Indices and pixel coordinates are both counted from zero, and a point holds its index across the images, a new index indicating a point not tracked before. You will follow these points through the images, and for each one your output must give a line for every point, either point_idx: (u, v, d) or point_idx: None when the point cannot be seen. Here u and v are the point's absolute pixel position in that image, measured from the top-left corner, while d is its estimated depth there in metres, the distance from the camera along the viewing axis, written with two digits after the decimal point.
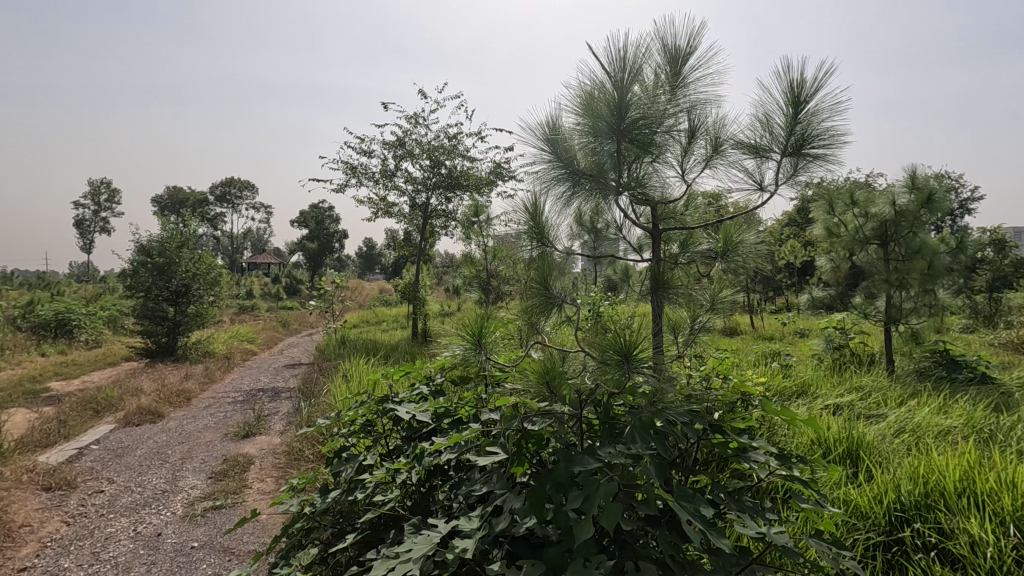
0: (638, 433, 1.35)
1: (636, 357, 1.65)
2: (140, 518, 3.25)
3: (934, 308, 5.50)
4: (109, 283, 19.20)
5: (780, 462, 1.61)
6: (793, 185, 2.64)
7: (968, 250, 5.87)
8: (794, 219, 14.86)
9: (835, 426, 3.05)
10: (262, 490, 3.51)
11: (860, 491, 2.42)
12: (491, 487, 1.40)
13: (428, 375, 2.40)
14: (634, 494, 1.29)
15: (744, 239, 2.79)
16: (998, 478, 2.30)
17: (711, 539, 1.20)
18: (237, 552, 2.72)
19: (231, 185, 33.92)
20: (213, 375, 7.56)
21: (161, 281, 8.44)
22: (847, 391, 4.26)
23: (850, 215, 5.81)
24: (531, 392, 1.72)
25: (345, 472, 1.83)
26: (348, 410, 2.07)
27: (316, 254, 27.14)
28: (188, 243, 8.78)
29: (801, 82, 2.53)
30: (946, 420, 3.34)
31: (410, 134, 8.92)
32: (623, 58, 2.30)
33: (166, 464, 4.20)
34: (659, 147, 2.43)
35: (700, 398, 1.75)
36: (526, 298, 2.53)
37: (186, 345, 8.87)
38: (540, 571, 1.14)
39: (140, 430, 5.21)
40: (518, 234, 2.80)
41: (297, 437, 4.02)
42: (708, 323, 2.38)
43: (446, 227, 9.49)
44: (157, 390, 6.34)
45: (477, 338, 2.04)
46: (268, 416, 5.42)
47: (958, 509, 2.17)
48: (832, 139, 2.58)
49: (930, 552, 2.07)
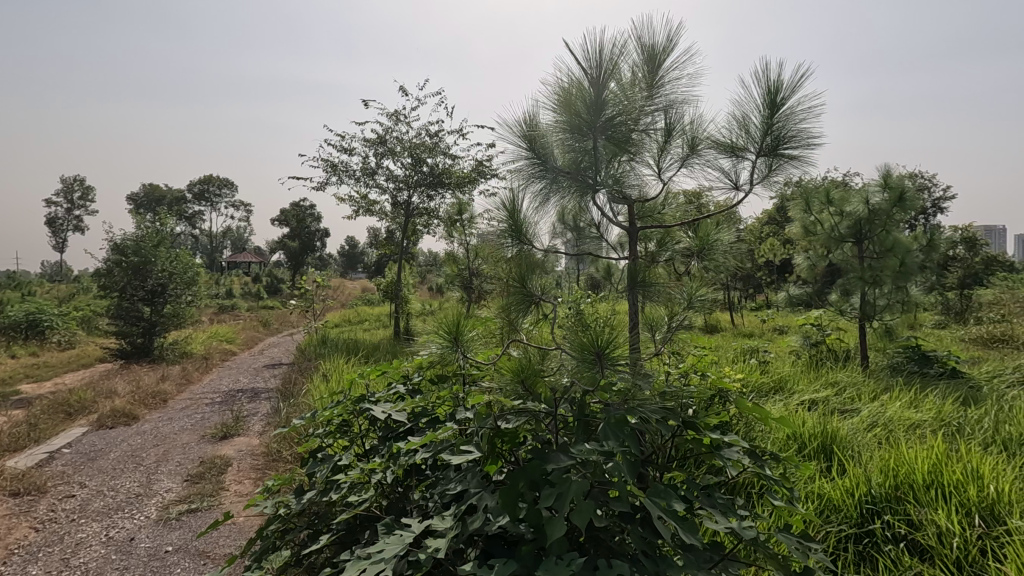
0: (612, 430, 1.34)
1: (610, 356, 1.69)
2: (112, 522, 3.18)
3: (906, 305, 5.63)
4: (83, 282, 18.79)
5: (752, 460, 1.63)
6: (769, 185, 2.67)
7: (939, 248, 6.00)
8: (773, 218, 15.12)
9: (809, 420, 3.10)
10: (239, 492, 3.47)
11: (833, 485, 2.45)
12: (466, 486, 1.39)
13: (405, 374, 2.37)
14: (607, 490, 1.29)
15: (720, 238, 2.84)
16: (965, 469, 2.36)
17: (681, 534, 1.22)
18: (213, 555, 2.68)
19: (210, 184, 33.46)
20: (190, 375, 7.44)
21: (136, 280, 8.26)
22: (823, 386, 4.34)
23: (826, 214, 5.91)
24: (506, 390, 1.70)
25: (319, 473, 1.82)
26: (323, 410, 2.05)
27: (298, 254, 26.80)
28: (165, 242, 8.63)
29: (778, 84, 2.56)
30: (917, 415, 3.42)
31: (392, 131, 8.84)
32: (600, 55, 2.30)
33: (140, 467, 4.11)
34: (636, 145, 2.44)
35: (676, 395, 1.75)
36: (505, 295, 2.54)
37: (163, 346, 8.69)
38: (511, 570, 1.14)
39: (114, 433, 5.10)
40: (497, 232, 2.79)
41: (275, 437, 3.97)
42: (686, 321, 2.35)
43: (428, 226, 9.46)
44: (132, 391, 6.23)
45: (453, 336, 2.05)
46: (247, 417, 5.36)
47: (926, 501, 2.22)
48: (808, 141, 2.61)
49: (899, 543, 2.11)
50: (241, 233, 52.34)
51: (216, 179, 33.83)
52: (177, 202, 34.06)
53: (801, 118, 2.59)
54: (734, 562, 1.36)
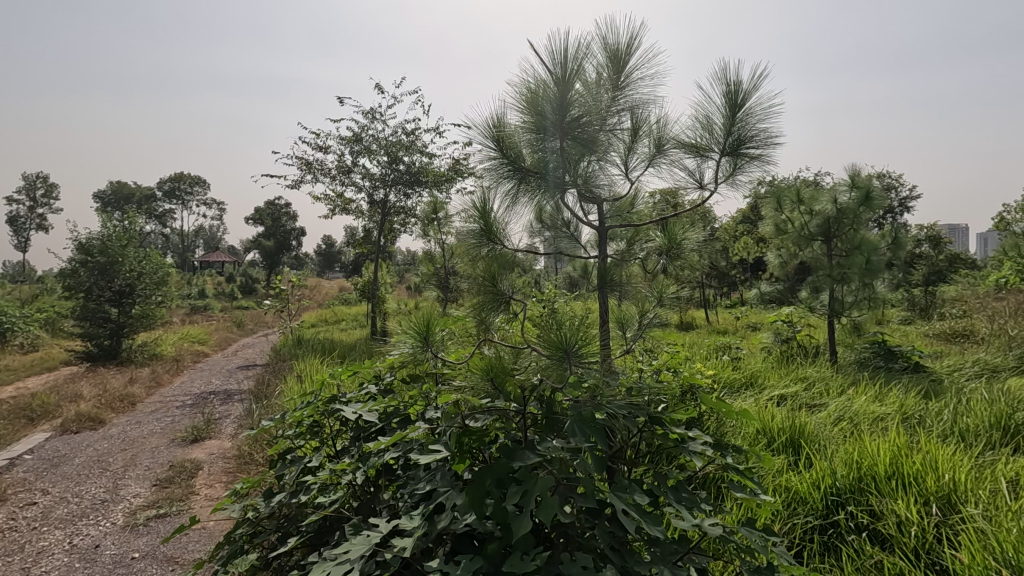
0: (579, 426, 1.35)
1: (578, 352, 1.71)
2: (76, 530, 3.09)
3: (873, 302, 5.79)
4: (46, 282, 18.15)
5: (717, 453, 1.66)
6: (733, 184, 2.72)
7: (904, 247, 6.18)
8: (748, 218, 15.42)
9: (778, 415, 3.17)
10: (210, 496, 3.40)
11: (799, 478, 2.51)
12: (434, 485, 1.38)
13: (377, 374, 2.36)
14: (573, 486, 1.30)
15: (689, 237, 2.87)
16: (924, 460, 2.45)
17: (645, 528, 1.23)
18: (181, 560, 2.63)
19: (181, 180, 32.76)
20: (160, 378, 7.27)
21: (103, 280, 8.03)
22: (792, 381, 4.44)
23: (797, 213, 6.04)
24: (476, 388, 1.68)
25: (288, 474, 1.80)
26: (293, 410, 2.03)
27: (273, 253, 26.32)
28: (134, 241, 8.44)
29: (739, 84, 2.60)
30: (880, 408, 3.52)
31: (367, 129, 8.78)
32: (564, 56, 2.32)
33: (107, 472, 4.01)
34: (602, 146, 2.46)
35: (644, 392, 1.76)
36: (477, 295, 2.54)
37: (132, 348, 8.47)
38: (477, 567, 1.14)
39: (80, 437, 4.96)
40: (468, 233, 2.78)
41: (247, 440, 3.91)
42: (658, 318, 2.38)
43: (405, 224, 9.40)
44: (98, 395, 6.06)
45: (423, 335, 2.04)
46: (219, 419, 5.26)
47: (887, 491, 2.30)
48: (770, 141, 2.65)
49: (862, 533, 2.17)
50: (213, 233, 51.45)
51: (187, 177, 33.08)
52: (147, 201, 33.29)
53: (762, 118, 2.63)
54: (700, 557, 1.37)
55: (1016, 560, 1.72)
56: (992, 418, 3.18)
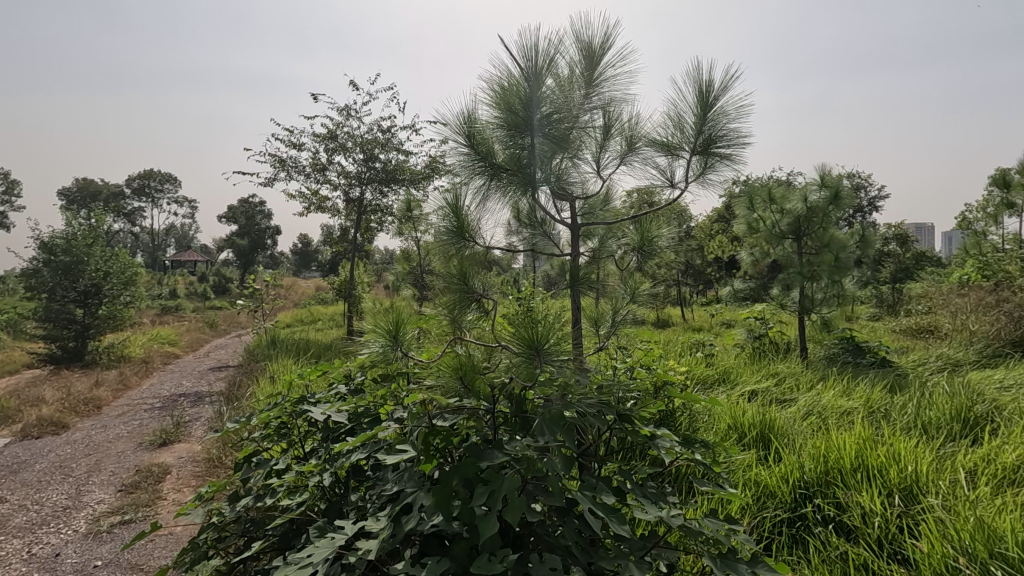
0: (548, 425, 1.35)
1: (548, 351, 1.70)
2: (35, 538, 2.98)
3: (842, 298, 5.92)
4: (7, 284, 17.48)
5: (685, 447, 1.66)
6: (704, 183, 2.75)
7: (872, 245, 6.33)
8: (722, 216, 15.66)
9: (749, 411, 3.21)
10: (178, 501, 3.31)
11: (768, 472, 2.55)
12: (401, 487, 1.37)
13: (348, 373, 2.32)
14: (540, 485, 1.30)
15: (661, 234, 2.88)
16: (888, 453, 2.51)
17: (611, 526, 1.21)
18: (146, 567, 2.56)
19: (151, 177, 31.88)
20: (128, 381, 7.06)
21: (66, 281, 7.78)
22: (764, 377, 4.53)
23: (768, 212, 6.14)
24: (445, 387, 1.65)
25: (253, 478, 1.77)
26: (260, 411, 1.98)
27: (247, 252, 25.83)
28: (100, 240, 8.20)
29: (709, 83, 2.62)
30: (848, 403, 3.61)
31: (343, 126, 8.65)
32: (536, 51, 2.31)
33: (69, 478, 3.87)
34: (574, 144, 2.47)
35: (615, 389, 1.75)
36: (446, 294, 2.52)
37: (97, 350, 8.21)
38: (443, 569, 1.13)
39: (41, 443, 4.79)
40: (440, 230, 2.76)
41: (217, 442, 3.83)
42: (631, 315, 2.39)
43: (382, 222, 9.30)
44: (61, 398, 5.86)
45: (393, 335, 2.01)
46: (189, 422, 5.13)
47: (853, 484, 2.35)
48: (739, 140, 2.68)
49: (828, 525, 2.22)
50: (184, 231, 50.48)
51: (156, 174, 32.21)
52: (114, 198, 32.36)
53: (732, 118, 2.66)
54: (667, 552, 1.36)
55: (972, 548, 1.77)
56: (953, 411, 3.29)
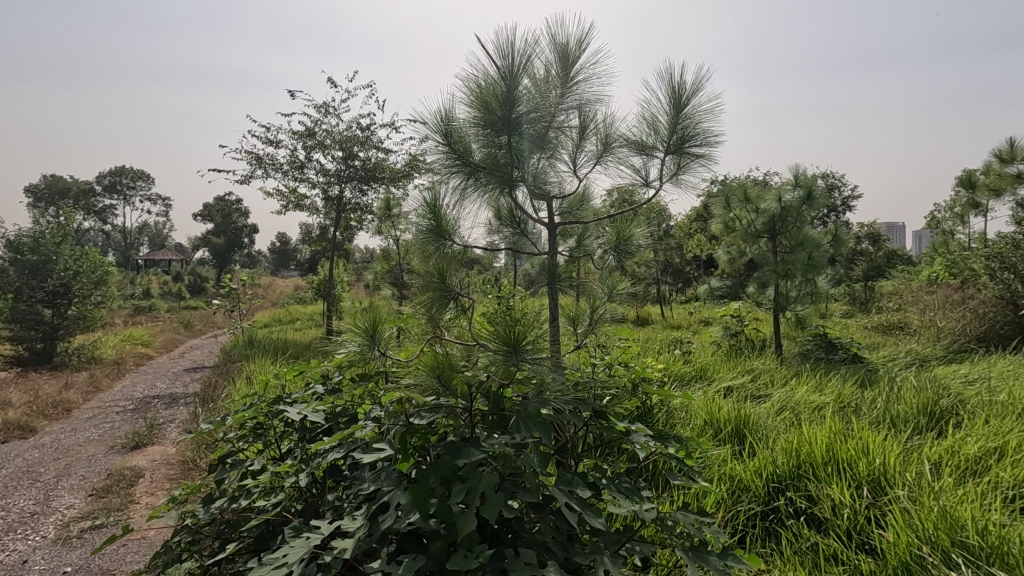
0: (525, 422, 1.36)
1: (525, 349, 1.71)
2: (2, 545, 2.90)
3: (815, 296, 6.04)
4: None
5: (658, 442, 1.68)
6: (678, 183, 2.79)
7: (844, 244, 6.47)
8: (701, 215, 15.86)
9: (725, 406, 3.26)
10: (151, 504, 3.25)
11: (743, 466, 2.59)
12: (378, 485, 1.37)
13: (325, 373, 2.30)
14: (517, 481, 1.32)
15: (637, 233, 2.92)
16: (857, 446, 2.57)
17: (586, 519, 1.23)
18: (118, 573, 2.51)
19: (122, 174, 31.11)
20: (99, 383, 6.89)
21: (34, 280, 7.57)
22: (740, 373, 4.61)
23: (744, 211, 6.24)
24: (421, 386, 1.64)
25: (228, 479, 1.75)
26: (234, 411, 1.96)
27: (223, 251, 25.35)
28: (69, 239, 7.99)
29: (682, 85, 2.66)
30: (820, 398, 3.69)
31: (320, 123, 8.54)
32: (512, 51, 2.31)
33: (37, 483, 3.77)
34: (550, 143, 2.48)
35: (590, 386, 1.77)
36: (424, 292, 2.51)
37: (67, 351, 7.99)
38: (419, 566, 1.14)
39: (7, 447, 4.65)
40: (417, 229, 2.76)
41: (191, 444, 3.76)
42: (608, 314, 2.41)
43: (361, 220, 9.21)
44: (29, 401, 5.70)
45: (370, 334, 2.01)
46: (162, 424, 5.03)
47: (824, 476, 2.41)
48: (712, 140, 2.72)
49: (799, 517, 2.28)
50: (157, 229, 49.36)
51: (128, 171, 31.44)
52: (84, 195, 31.50)
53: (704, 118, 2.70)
54: (640, 546, 1.38)
55: (935, 536, 1.83)
56: (920, 405, 3.39)
